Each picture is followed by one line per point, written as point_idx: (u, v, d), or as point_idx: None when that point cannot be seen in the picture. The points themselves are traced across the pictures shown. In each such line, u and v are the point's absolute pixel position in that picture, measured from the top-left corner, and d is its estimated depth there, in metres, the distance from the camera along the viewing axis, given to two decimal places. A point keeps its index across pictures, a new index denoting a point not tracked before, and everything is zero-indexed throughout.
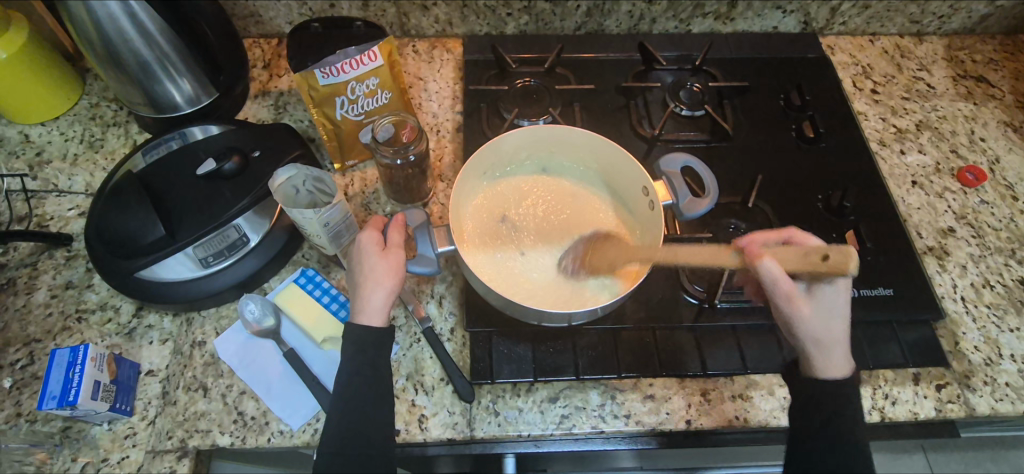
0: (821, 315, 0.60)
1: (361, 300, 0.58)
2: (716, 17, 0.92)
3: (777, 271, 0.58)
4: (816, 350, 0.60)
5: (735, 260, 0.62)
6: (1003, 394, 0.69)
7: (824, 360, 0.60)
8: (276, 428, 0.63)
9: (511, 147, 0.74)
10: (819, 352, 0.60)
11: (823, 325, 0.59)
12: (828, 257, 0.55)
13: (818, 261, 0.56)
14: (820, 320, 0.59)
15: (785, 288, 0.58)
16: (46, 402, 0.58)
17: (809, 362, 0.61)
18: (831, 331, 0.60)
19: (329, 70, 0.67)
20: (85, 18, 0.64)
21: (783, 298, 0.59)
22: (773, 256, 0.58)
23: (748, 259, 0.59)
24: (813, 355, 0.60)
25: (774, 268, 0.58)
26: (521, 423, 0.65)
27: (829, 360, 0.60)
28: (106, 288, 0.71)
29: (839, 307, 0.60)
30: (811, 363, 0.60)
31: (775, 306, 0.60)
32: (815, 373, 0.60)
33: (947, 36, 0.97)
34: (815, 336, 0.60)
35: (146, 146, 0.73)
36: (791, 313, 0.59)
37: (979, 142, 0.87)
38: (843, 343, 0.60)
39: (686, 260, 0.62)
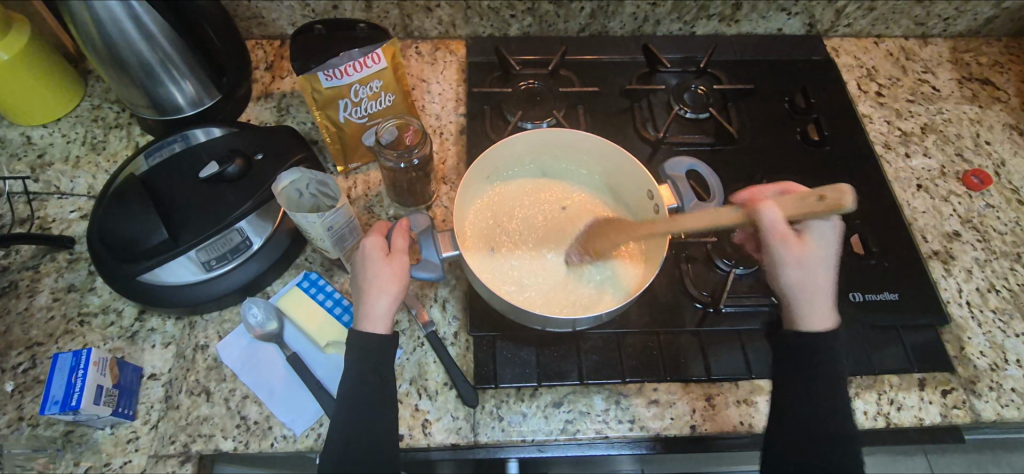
0: (811, 262, 0.58)
1: (365, 306, 0.57)
2: (720, 19, 0.91)
3: (780, 216, 0.55)
4: (798, 298, 0.59)
5: (737, 215, 0.56)
6: (1009, 400, 0.68)
7: (807, 308, 0.59)
8: (279, 433, 0.63)
9: (513, 150, 0.73)
10: (801, 300, 0.59)
11: (806, 272, 0.58)
12: (823, 197, 0.50)
13: (810, 204, 0.51)
14: (809, 268, 0.58)
15: (780, 232, 0.56)
16: (49, 407, 0.57)
17: (791, 312, 0.60)
18: (814, 278, 0.58)
19: (332, 72, 0.66)
20: (87, 20, 0.64)
21: (778, 243, 0.57)
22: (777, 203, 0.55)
23: (748, 206, 0.56)
24: (796, 304, 0.59)
25: (776, 215, 0.55)
26: (524, 428, 0.65)
27: (806, 307, 0.59)
28: (108, 291, 0.70)
29: (830, 254, 0.59)
30: (792, 313, 0.60)
31: (768, 249, 0.58)
32: (795, 325, 0.60)
33: (952, 38, 0.96)
34: (794, 283, 0.59)
35: (149, 149, 0.72)
36: (780, 258, 0.58)
37: (985, 145, 0.87)
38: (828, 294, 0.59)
39: (687, 225, 0.58)
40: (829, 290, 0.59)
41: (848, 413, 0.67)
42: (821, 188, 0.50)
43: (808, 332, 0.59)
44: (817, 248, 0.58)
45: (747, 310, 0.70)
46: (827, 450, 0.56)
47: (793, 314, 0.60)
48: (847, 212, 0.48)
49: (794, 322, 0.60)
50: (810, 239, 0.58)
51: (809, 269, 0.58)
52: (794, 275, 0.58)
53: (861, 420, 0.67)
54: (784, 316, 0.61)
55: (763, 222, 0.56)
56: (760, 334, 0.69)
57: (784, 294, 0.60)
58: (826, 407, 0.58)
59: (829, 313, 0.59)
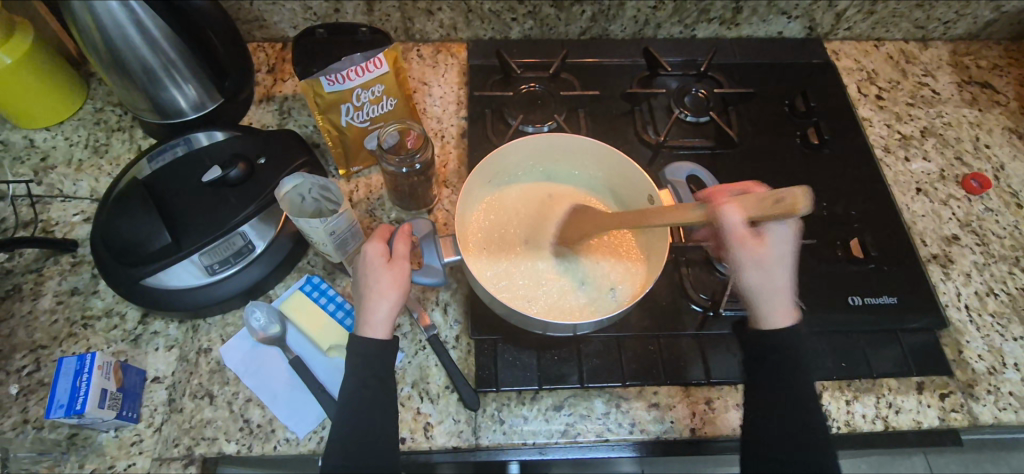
0: (767, 262, 0.57)
1: (366, 311, 0.58)
2: (721, 23, 0.91)
3: (739, 220, 0.52)
4: (762, 299, 0.59)
5: (699, 213, 0.54)
6: (1006, 403, 0.69)
7: (763, 306, 0.59)
8: (282, 436, 0.64)
9: (516, 154, 0.73)
10: (760, 300, 0.59)
11: (766, 271, 0.58)
12: (781, 200, 0.48)
13: (771, 205, 0.49)
14: (766, 266, 0.57)
15: (734, 235, 0.55)
16: (54, 411, 0.58)
17: (755, 310, 0.60)
18: (773, 278, 0.58)
19: (334, 77, 0.67)
20: (91, 25, 0.64)
21: (733, 244, 0.56)
22: (736, 205, 0.52)
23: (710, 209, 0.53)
24: (758, 304, 0.59)
25: (737, 219, 0.52)
26: (525, 431, 0.65)
27: (766, 305, 0.59)
28: (111, 294, 0.71)
29: (785, 252, 0.58)
30: (756, 312, 0.60)
31: (727, 250, 0.57)
32: (760, 323, 0.60)
33: (952, 41, 0.97)
34: (763, 285, 0.58)
35: (152, 153, 0.73)
36: (741, 260, 0.57)
37: (984, 149, 0.87)
38: (786, 292, 0.59)
39: (654, 222, 0.57)
40: (786, 289, 0.59)
41: (846, 417, 0.68)
42: (778, 190, 0.48)
43: (772, 331, 0.59)
44: (773, 246, 0.57)
45: (747, 314, 0.70)
46: (825, 455, 0.57)
47: (758, 312, 0.59)
48: (803, 215, 0.47)
49: (757, 319, 0.60)
50: (766, 238, 0.57)
51: (761, 266, 0.57)
52: (754, 275, 0.58)
53: (860, 423, 0.67)
54: (748, 314, 0.61)
55: (722, 225, 0.53)
56: None
57: (747, 294, 0.59)
58: (824, 412, 0.58)
59: (789, 310, 0.60)
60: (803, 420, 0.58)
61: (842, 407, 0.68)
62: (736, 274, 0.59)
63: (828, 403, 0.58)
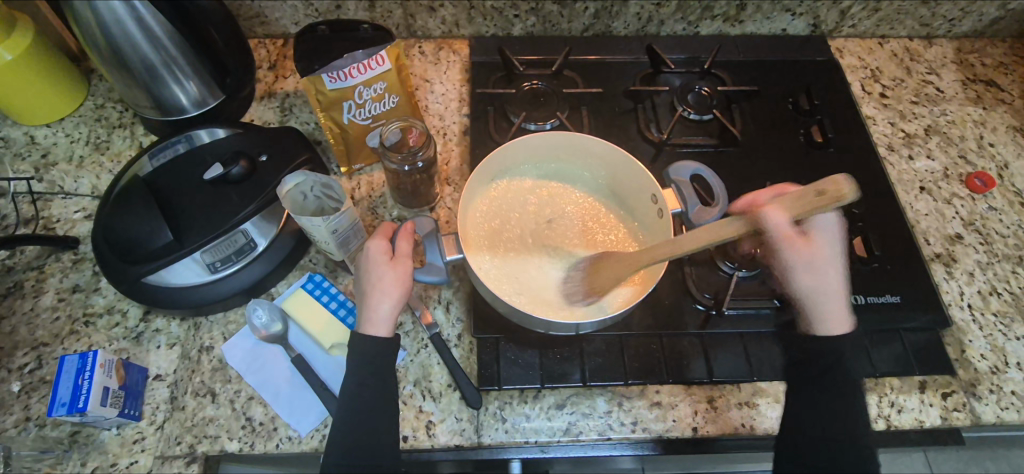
0: (818, 263, 0.58)
1: (368, 310, 0.58)
2: (725, 20, 0.91)
3: (784, 220, 0.54)
4: (814, 303, 0.59)
5: (734, 227, 0.55)
6: (1009, 403, 0.69)
7: (819, 310, 0.59)
8: (284, 434, 0.64)
9: (520, 151, 0.73)
10: (816, 304, 0.59)
11: (823, 271, 0.59)
12: (825, 190, 0.51)
13: (815, 198, 0.52)
14: (822, 267, 0.59)
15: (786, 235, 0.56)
16: (57, 409, 0.58)
17: (807, 317, 0.61)
18: (826, 280, 0.59)
19: (336, 74, 0.66)
20: (92, 22, 0.64)
21: (789, 247, 0.57)
22: (780, 205, 0.54)
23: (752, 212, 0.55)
24: (811, 308, 0.60)
25: (782, 221, 0.54)
26: (527, 429, 0.65)
27: (826, 311, 0.59)
28: (113, 292, 0.71)
29: (833, 253, 0.59)
30: (809, 317, 0.60)
31: (776, 255, 0.58)
32: (813, 329, 0.60)
33: (957, 39, 0.96)
34: (818, 288, 0.59)
35: (153, 150, 0.72)
36: (790, 264, 0.58)
37: (988, 147, 0.87)
38: (842, 296, 0.60)
39: (688, 246, 0.56)
40: (842, 293, 0.60)
41: None
42: (819, 182, 0.52)
43: (827, 337, 0.59)
44: (823, 247, 0.59)
45: (750, 313, 0.70)
46: (828, 454, 0.57)
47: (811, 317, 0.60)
48: (850, 199, 0.50)
49: (811, 325, 0.60)
50: (816, 238, 0.59)
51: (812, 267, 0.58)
52: (806, 275, 0.58)
53: None
54: (800, 323, 0.62)
55: (766, 229, 0.55)
56: (761, 336, 0.70)
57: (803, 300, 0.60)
58: (827, 411, 0.58)
59: (846, 317, 0.60)
60: (805, 420, 0.58)
61: None
62: (788, 282, 0.60)
63: (831, 403, 0.58)
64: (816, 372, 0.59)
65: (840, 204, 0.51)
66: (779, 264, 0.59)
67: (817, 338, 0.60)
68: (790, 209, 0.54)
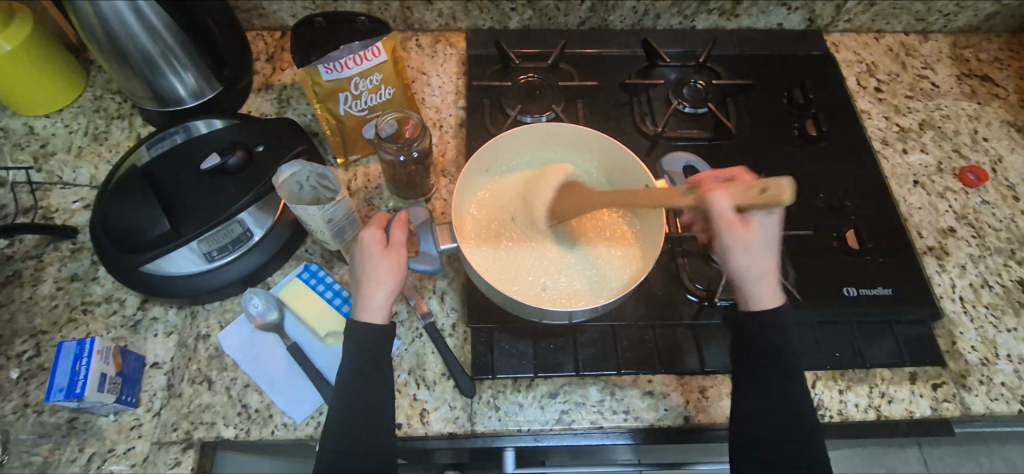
0: (755, 247, 0.58)
1: (363, 298, 0.58)
2: (721, 14, 0.91)
3: (728, 205, 0.55)
4: (748, 281, 0.60)
5: (687, 200, 0.56)
6: (998, 394, 0.69)
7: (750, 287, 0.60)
8: (280, 421, 0.64)
9: (515, 142, 0.74)
10: (751, 285, 0.60)
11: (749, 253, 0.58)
12: (767, 188, 0.50)
13: (759, 193, 0.51)
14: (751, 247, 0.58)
15: (723, 215, 0.56)
16: (54, 394, 0.58)
17: (743, 294, 0.61)
18: (760, 261, 0.59)
19: (332, 65, 0.67)
20: (89, 13, 0.64)
21: (727, 228, 0.57)
22: (725, 190, 0.54)
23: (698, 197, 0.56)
24: (747, 287, 0.60)
25: (725, 203, 0.55)
26: (520, 418, 0.66)
27: (751, 288, 0.60)
28: (112, 281, 0.71)
29: (770, 240, 0.59)
30: (745, 295, 0.61)
31: (715, 235, 0.58)
32: (749, 306, 0.61)
33: (953, 34, 0.96)
34: (740, 268, 0.59)
35: (150, 140, 0.73)
36: (727, 246, 0.58)
37: (982, 142, 0.87)
38: (772, 276, 0.60)
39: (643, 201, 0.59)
40: (774, 273, 0.60)
41: (839, 406, 0.68)
42: (763, 181, 0.51)
43: (761, 310, 0.60)
44: (760, 232, 0.58)
45: None
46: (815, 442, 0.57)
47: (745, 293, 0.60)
48: (787, 204, 0.49)
49: (747, 301, 0.61)
50: (754, 223, 0.59)
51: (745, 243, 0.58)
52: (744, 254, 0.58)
53: (852, 412, 0.68)
54: (737, 298, 0.62)
55: (711, 211, 0.56)
56: None
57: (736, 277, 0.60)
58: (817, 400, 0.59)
59: (777, 292, 0.60)
60: None
61: (836, 397, 0.69)
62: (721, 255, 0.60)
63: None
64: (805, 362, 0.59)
65: (777, 206, 0.50)
66: (720, 241, 0.58)
67: (750, 310, 0.61)
68: (736, 199, 0.54)
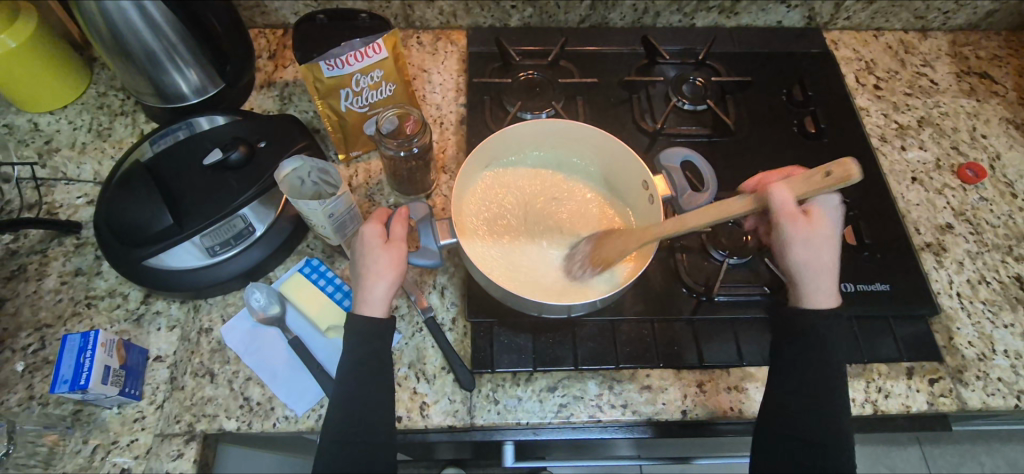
0: (817, 239, 0.59)
1: (363, 291, 0.59)
2: (720, 11, 0.92)
3: (788, 198, 0.56)
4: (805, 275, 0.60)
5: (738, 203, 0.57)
6: (995, 389, 0.70)
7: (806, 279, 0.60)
8: (281, 414, 0.65)
9: (513, 139, 0.75)
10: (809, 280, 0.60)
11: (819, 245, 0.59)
12: (831, 171, 0.52)
13: (822, 178, 0.53)
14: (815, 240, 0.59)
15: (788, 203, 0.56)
16: (58, 386, 0.59)
17: (799, 291, 0.61)
18: (820, 257, 0.59)
19: (333, 62, 0.67)
20: (94, 9, 0.65)
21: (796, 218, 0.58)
22: (787, 184, 0.56)
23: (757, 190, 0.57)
24: (803, 283, 0.60)
25: (785, 196, 0.56)
26: (519, 411, 0.66)
27: (817, 283, 0.60)
28: (115, 276, 0.72)
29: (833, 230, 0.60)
30: (800, 293, 0.61)
31: (776, 229, 0.59)
32: (801, 303, 0.61)
33: (952, 32, 0.97)
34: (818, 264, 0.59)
35: (154, 136, 0.74)
36: (790, 241, 0.58)
37: (980, 139, 0.87)
38: (835, 271, 0.60)
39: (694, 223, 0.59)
40: (835, 269, 0.60)
41: None
42: (827, 164, 0.52)
43: (812, 310, 0.60)
44: (823, 226, 0.59)
45: (741, 300, 0.71)
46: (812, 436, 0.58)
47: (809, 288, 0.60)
48: (855, 183, 0.50)
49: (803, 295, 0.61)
50: (817, 216, 0.59)
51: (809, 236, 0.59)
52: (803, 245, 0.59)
53: (849, 407, 0.68)
54: (790, 294, 0.62)
55: (773, 206, 0.57)
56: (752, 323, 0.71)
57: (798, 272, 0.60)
58: (814, 393, 0.59)
59: (835, 292, 0.61)
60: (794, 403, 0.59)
61: None
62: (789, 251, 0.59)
63: (818, 385, 0.59)
64: (803, 355, 0.60)
65: (845, 185, 0.51)
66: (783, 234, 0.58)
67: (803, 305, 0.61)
68: (800, 189, 0.55)
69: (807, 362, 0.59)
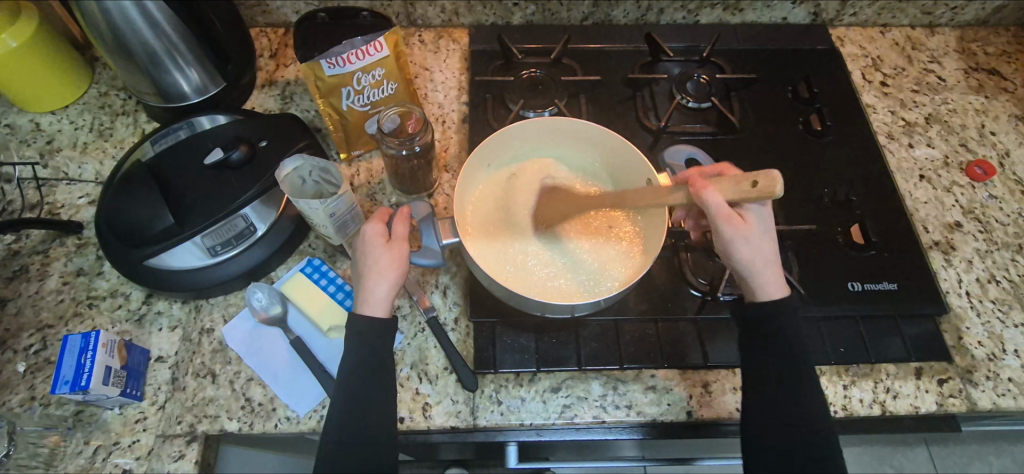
0: (755, 237, 0.58)
1: (365, 291, 0.58)
2: (725, 8, 0.91)
3: (720, 201, 0.54)
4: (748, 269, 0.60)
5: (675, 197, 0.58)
6: (1005, 389, 0.69)
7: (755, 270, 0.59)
8: (283, 414, 0.65)
9: (513, 138, 0.74)
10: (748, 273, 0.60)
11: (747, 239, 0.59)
12: (757, 182, 0.50)
13: (749, 188, 0.51)
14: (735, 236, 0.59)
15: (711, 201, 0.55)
16: (59, 387, 0.59)
17: (750, 285, 0.61)
18: (761, 251, 0.59)
19: (334, 60, 0.67)
20: (94, 7, 0.64)
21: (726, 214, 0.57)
22: (716, 187, 0.54)
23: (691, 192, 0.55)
24: (750, 277, 0.60)
25: (717, 200, 0.54)
26: (523, 412, 0.66)
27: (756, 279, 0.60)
28: (116, 276, 0.72)
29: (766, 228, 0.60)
30: (750, 286, 0.61)
31: (715, 230, 0.58)
32: (754, 297, 0.61)
33: (960, 28, 0.96)
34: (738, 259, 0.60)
35: (155, 135, 0.73)
36: (726, 241, 0.58)
37: (989, 136, 0.86)
38: (775, 265, 0.60)
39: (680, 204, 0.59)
40: (775, 263, 0.60)
41: (843, 401, 0.68)
42: (755, 173, 0.50)
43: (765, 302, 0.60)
44: (757, 225, 0.59)
45: None
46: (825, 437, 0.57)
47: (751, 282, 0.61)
48: (780, 198, 0.48)
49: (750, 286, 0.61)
50: (748, 215, 0.58)
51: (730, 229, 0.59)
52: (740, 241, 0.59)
53: (857, 408, 0.68)
54: (744, 289, 0.62)
55: (709, 208, 0.55)
56: None
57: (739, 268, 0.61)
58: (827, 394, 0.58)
59: (783, 283, 0.61)
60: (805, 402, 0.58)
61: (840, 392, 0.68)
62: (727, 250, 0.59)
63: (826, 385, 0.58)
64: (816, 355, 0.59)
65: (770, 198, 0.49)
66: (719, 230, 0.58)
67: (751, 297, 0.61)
68: (729, 192, 0.53)
69: (796, 358, 0.58)
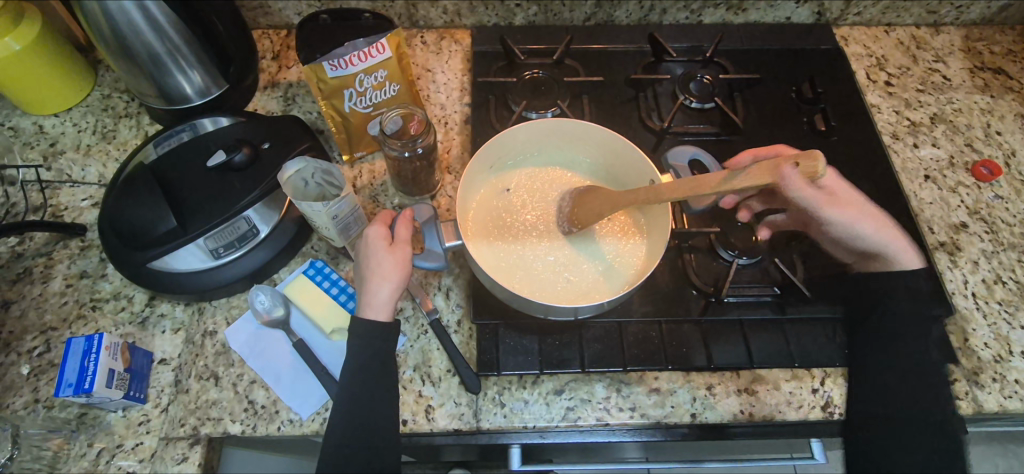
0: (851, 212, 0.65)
1: (368, 294, 0.58)
2: (728, 8, 0.91)
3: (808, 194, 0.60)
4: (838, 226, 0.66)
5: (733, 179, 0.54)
6: (1012, 391, 0.68)
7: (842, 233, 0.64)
8: (286, 417, 0.65)
9: (515, 140, 0.73)
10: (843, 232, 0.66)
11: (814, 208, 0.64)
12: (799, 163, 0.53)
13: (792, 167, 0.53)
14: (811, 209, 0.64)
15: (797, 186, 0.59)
16: (63, 389, 0.59)
17: (886, 259, 0.69)
18: (868, 224, 0.66)
19: (337, 62, 0.67)
20: (97, 10, 0.64)
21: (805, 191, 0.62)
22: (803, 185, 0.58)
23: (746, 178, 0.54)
24: (886, 252, 0.68)
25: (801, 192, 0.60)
26: (526, 414, 0.66)
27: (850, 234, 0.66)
28: (119, 278, 0.72)
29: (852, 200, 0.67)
30: (888, 261, 0.69)
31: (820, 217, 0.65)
32: (891, 268, 0.69)
33: (965, 27, 0.95)
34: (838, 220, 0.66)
35: (158, 138, 0.73)
36: (839, 222, 0.65)
37: (996, 136, 0.86)
38: (887, 230, 0.67)
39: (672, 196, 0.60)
40: (886, 230, 0.67)
41: None
42: (795, 155, 0.53)
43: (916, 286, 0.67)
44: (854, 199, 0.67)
45: (750, 301, 0.70)
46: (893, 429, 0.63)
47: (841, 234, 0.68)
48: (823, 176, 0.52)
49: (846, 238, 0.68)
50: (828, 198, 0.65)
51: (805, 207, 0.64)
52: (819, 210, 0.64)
53: None
54: (880, 264, 0.70)
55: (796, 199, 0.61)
56: (762, 324, 0.70)
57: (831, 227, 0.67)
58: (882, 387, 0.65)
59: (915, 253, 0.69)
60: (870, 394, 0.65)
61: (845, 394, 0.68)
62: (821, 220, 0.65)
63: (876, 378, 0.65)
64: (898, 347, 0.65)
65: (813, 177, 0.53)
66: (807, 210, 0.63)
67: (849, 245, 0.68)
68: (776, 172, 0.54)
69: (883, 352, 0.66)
